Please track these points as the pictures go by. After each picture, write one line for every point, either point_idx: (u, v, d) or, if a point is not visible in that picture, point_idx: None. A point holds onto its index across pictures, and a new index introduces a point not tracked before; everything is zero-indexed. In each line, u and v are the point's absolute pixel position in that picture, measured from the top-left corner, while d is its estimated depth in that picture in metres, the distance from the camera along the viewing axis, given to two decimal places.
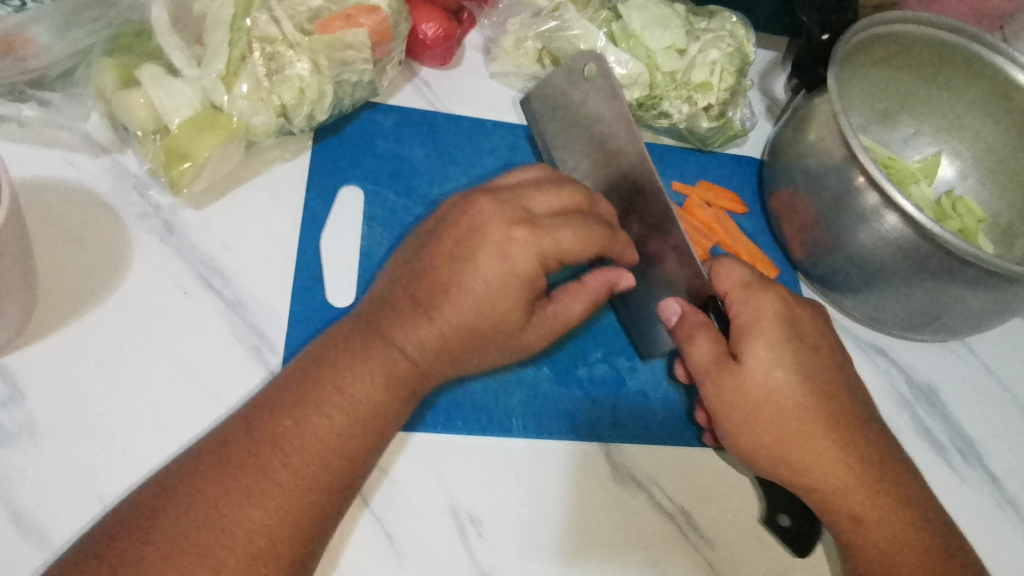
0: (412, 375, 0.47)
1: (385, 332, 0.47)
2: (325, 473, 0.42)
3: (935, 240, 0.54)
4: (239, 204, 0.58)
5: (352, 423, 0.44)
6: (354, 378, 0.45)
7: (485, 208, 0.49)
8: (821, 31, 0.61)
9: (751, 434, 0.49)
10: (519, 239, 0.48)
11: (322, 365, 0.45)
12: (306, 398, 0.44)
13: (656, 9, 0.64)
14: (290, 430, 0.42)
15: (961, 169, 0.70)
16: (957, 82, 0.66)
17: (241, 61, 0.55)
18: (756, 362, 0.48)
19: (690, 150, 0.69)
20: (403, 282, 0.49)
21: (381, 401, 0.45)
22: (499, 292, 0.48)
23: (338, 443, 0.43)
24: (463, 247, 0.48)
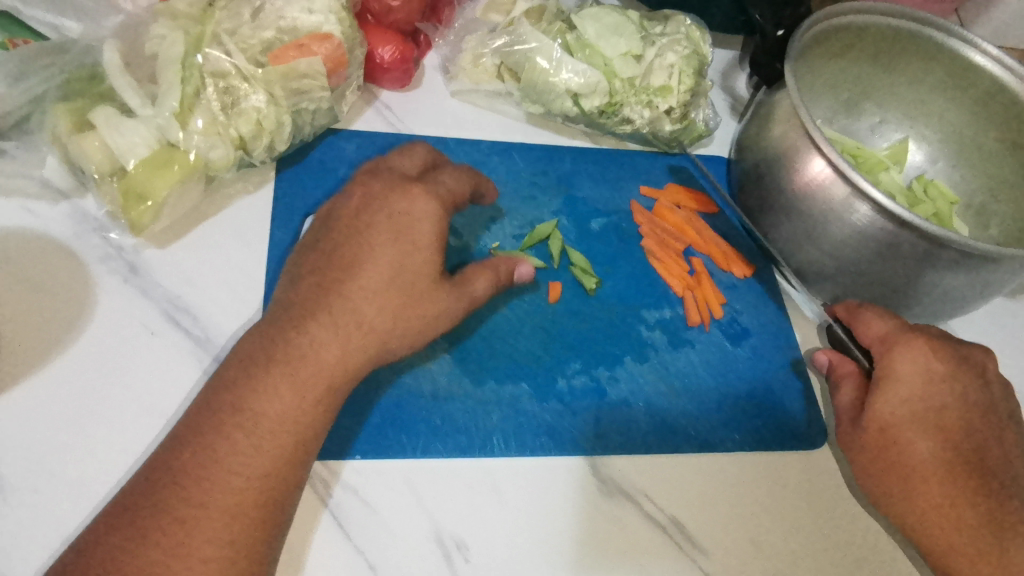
0: (323, 380, 0.45)
1: (287, 342, 0.46)
2: (237, 496, 0.41)
3: (910, 227, 0.54)
4: (204, 240, 0.57)
5: (263, 437, 0.43)
6: (258, 396, 0.44)
7: (380, 188, 0.52)
8: (775, 26, 0.61)
9: (872, 479, 0.52)
10: (424, 206, 0.50)
11: (224, 389, 0.44)
12: (208, 423, 0.42)
13: (610, 17, 0.65)
14: (192, 461, 0.41)
15: (930, 153, 0.70)
16: (916, 68, 0.66)
17: (195, 97, 0.55)
18: (888, 417, 0.51)
19: (655, 154, 0.69)
20: (309, 275, 0.49)
21: (290, 410, 0.44)
22: (406, 263, 0.49)
23: (249, 464, 0.42)
24: (368, 230, 0.50)
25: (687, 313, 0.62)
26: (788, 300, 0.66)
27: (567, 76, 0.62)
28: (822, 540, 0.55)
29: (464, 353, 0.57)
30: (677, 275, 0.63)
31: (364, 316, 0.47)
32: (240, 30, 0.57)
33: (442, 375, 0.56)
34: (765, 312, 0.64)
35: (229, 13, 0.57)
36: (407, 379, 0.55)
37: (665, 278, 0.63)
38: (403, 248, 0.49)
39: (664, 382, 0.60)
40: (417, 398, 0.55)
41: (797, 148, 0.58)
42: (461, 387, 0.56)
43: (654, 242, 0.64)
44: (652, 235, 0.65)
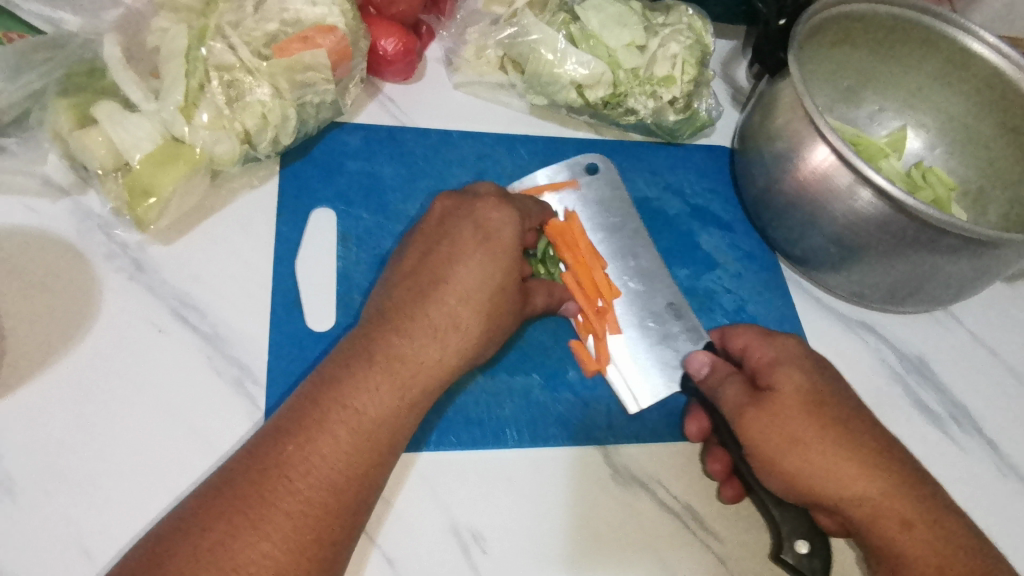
0: (417, 380, 0.46)
1: (382, 342, 0.46)
2: (337, 493, 0.41)
3: (912, 213, 0.54)
4: (209, 236, 0.57)
5: (366, 435, 0.43)
6: (362, 392, 0.44)
7: (455, 207, 0.53)
8: (777, 16, 0.62)
9: (791, 457, 0.46)
10: (507, 219, 0.51)
11: (329, 384, 0.44)
12: (313, 415, 0.43)
13: (613, 7, 0.64)
14: (295, 455, 0.41)
15: (928, 140, 0.71)
16: (914, 57, 0.67)
17: (200, 91, 0.54)
18: (786, 385, 0.47)
19: (659, 144, 0.69)
20: (399, 284, 0.50)
21: (387, 409, 0.44)
22: (491, 264, 0.49)
23: (349, 462, 0.42)
24: (455, 237, 0.50)
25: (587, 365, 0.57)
26: (792, 287, 0.66)
27: (572, 68, 0.62)
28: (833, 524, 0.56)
29: None
30: (597, 324, 0.57)
31: (458, 317, 0.47)
32: (243, 22, 0.56)
33: None
34: (772, 300, 0.64)
35: (231, 5, 0.57)
36: None
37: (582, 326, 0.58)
38: (492, 252, 0.49)
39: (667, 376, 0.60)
40: None
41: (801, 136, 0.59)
42: (472, 379, 0.56)
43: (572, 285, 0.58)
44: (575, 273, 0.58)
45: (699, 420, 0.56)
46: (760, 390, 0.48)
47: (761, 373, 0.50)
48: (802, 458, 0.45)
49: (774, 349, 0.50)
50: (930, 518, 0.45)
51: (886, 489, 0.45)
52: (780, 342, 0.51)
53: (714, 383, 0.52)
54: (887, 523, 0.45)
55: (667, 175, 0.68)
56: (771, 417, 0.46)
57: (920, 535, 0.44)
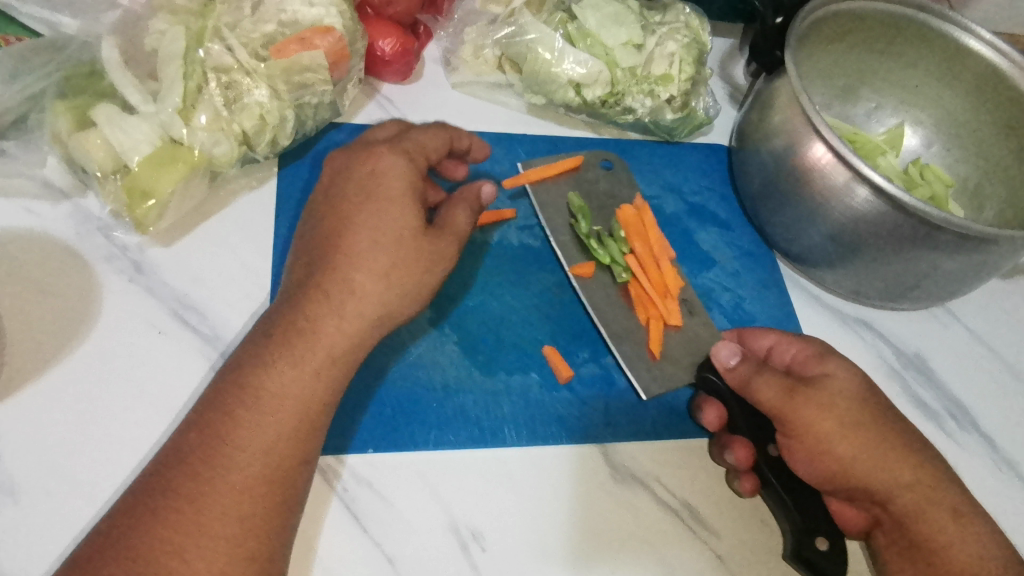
0: (320, 349, 0.45)
1: (285, 323, 0.46)
2: (247, 472, 0.40)
3: (908, 210, 0.54)
4: (208, 238, 0.57)
5: (272, 411, 0.42)
6: (262, 372, 0.43)
7: (349, 158, 0.53)
8: (774, 14, 0.62)
9: (853, 436, 0.48)
10: (392, 163, 0.51)
11: (233, 369, 0.44)
12: (217, 403, 0.42)
13: (610, 6, 0.64)
14: (201, 444, 0.41)
15: (925, 137, 0.71)
16: (911, 53, 0.67)
17: (198, 93, 0.54)
18: (842, 372, 0.51)
19: (657, 142, 0.70)
20: (303, 257, 0.50)
21: (292, 384, 0.43)
22: (383, 214, 0.48)
23: (257, 439, 0.41)
24: (343, 198, 0.50)
25: (644, 346, 0.59)
26: (790, 284, 0.66)
27: (569, 67, 0.62)
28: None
29: (472, 344, 0.57)
30: (659, 305, 0.59)
31: (348, 280, 0.47)
32: (241, 24, 0.57)
33: (452, 366, 0.56)
34: (770, 298, 0.65)
35: (229, 7, 0.57)
36: (419, 373, 0.55)
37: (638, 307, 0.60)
38: (379, 203, 0.49)
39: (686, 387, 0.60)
40: (428, 390, 0.55)
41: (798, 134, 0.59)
42: (471, 379, 0.56)
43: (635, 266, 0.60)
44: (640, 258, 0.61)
45: (715, 411, 0.57)
46: (809, 381, 0.51)
47: (807, 367, 0.53)
48: (861, 443, 0.49)
49: (811, 347, 0.54)
50: (967, 507, 0.49)
51: (933, 476, 0.49)
52: (806, 342, 0.54)
53: (743, 377, 0.52)
54: (937, 511, 0.48)
55: (664, 174, 0.68)
56: (829, 403, 0.49)
57: (967, 523, 0.48)
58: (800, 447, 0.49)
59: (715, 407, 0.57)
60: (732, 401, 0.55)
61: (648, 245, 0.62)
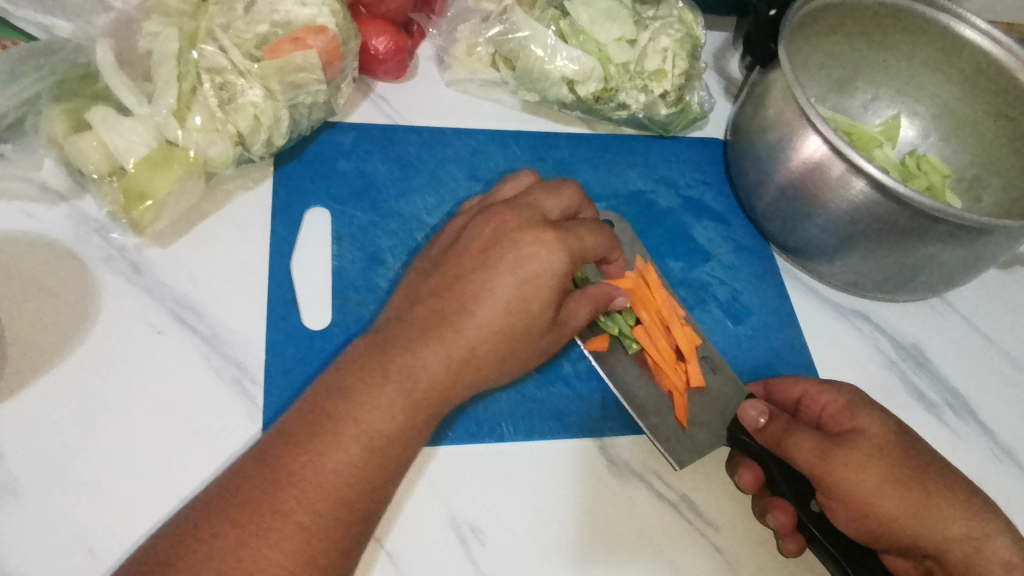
0: (428, 399, 0.46)
1: (402, 358, 0.46)
2: (344, 506, 0.41)
3: (905, 202, 0.54)
4: (205, 238, 0.57)
5: (382, 452, 0.43)
6: (371, 406, 0.43)
7: (515, 223, 0.50)
8: (769, 7, 0.62)
9: (894, 494, 0.47)
10: (553, 256, 0.48)
11: (335, 395, 0.44)
12: (322, 428, 0.42)
13: (602, 2, 0.64)
14: (307, 466, 0.41)
15: (922, 129, 0.70)
16: (907, 44, 0.67)
17: (192, 94, 0.54)
18: (873, 424, 0.50)
19: (652, 137, 0.70)
20: (424, 297, 0.49)
21: (394, 424, 0.44)
22: (519, 306, 0.47)
23: (357, 475, 0.42)
24: (494, 264, 0.48)
25: (671, 417, 0.56)
26: (787, 278, 0.66)
27: (562, 64, 0.62)
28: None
29: None
30: (675, 376, 0.56)
31: (472, 347, 0.47)
32: (234, 25, 0.57)
33: None
34: (767, 292, 0.64)
35: (222, 8, 0.57)
36: None
37: (657, 377, 0.57)
38: (526, 292, 0.48)
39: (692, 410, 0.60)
40: None
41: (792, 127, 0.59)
42: None
43: (645, 337, 0.57)
44: (649, 327, 0.57)
45: (752, 474, 0.54)
46: (841, 438, 0.50)
47: (838, 420, 0.52)
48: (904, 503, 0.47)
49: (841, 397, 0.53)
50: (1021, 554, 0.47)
51: (985, 530, 0.48)
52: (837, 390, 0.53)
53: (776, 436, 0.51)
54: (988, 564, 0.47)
55: (660, 168, 0.68)
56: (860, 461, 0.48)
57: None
58: (839, 508, 0.49)
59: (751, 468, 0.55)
60: (768, 462, 0.53)
61: (658, 310, 0.58)
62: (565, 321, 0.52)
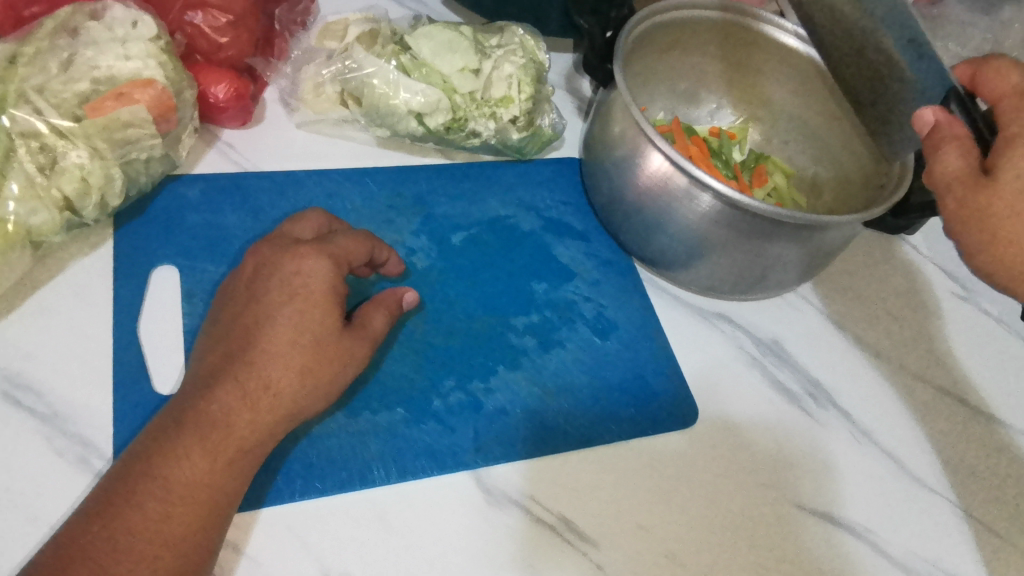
0: (233, 440, 0.46)
1: (198, 408, 0.47)
2: (149, 564, 0.42)
3: (746, 209, 0.57)
4: (40, 310, 0.54)
5: (188, 495, 0.44)
6: (171, 460, 0.45)
7: (271, 253, 0.53)
8: (602, 29, 0.64)
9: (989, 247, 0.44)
10: (313, 265, 0.51)
11: (139, 458, 0.45)
12: (122, 492, 0.44)
13: (442, 34, 0.66)
14: (103, 535, 0.42)
15: (764, 132, 0.75)
16: (740, 54, 0.72)
17: (7, 161, 0.51)
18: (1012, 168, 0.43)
19: (510, 162, 0.71)
20: (222, 341, 0.50)
21: (197, 473, 0.45)
22: (300, 321, 0.49)
23: (161, 531, 0.43)
24: (266, 294, 0.51)
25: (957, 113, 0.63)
26: (650, 288, 0.68)
27: (407, 97, 0.63)
28: (706, 507, 0.58)
29: None
30: None
31: (269, 375, 0.48)
32: (49, 85, 0.54)
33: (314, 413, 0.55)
34: (632, 304, 0.66)
35: (34, 68, 0.54)
36: None
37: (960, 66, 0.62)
38: (303, 302, 0.50)
39: (550, 408, 0.60)
40: (290, 442, 0.54)
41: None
42: (335, 423, 0.55)
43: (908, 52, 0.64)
44: None
45: (962, 151, 0.45)
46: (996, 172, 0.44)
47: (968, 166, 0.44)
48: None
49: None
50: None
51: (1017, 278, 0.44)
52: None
53: (931, 144, 0.47)
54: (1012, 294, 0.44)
55: (520, 193, 0.70)
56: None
57: None
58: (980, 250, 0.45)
59: (955, 151, 0.45)
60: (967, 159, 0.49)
61: None
62: (365, 324, 0.53)
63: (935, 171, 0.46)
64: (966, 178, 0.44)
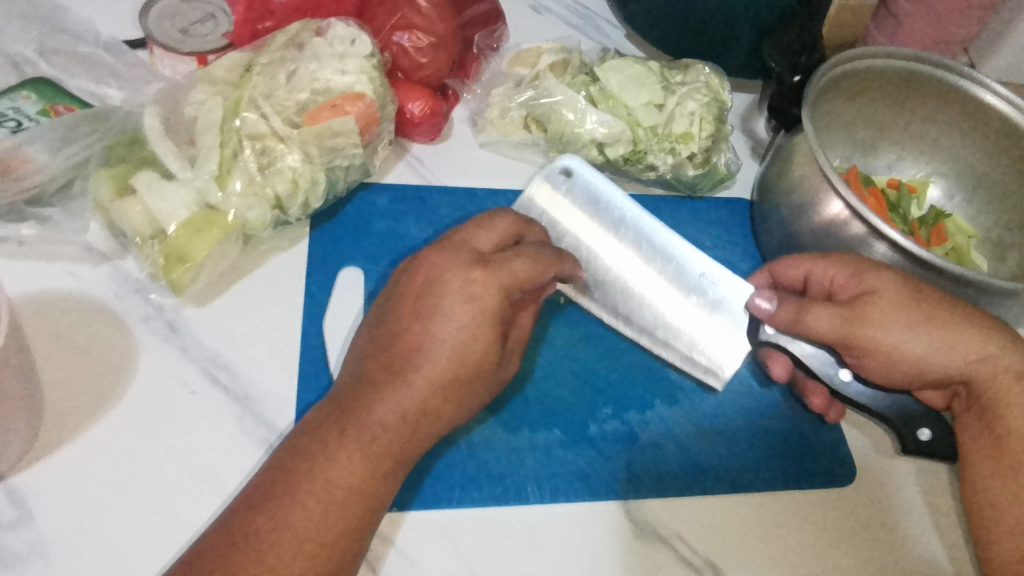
0: (391, 452, 0.47)
1: (359, 412, 0.47)
2: (310, 564, 0.43)
3: (930, 265, 0.55)
4: (240, 296, 0.58)
5: (334, 510, 0.44)
6: (331, 464, 0.45)
7: (444, 265, 0.50)
8: (791, 73, 0.65)
9: (923, 339, 0.52)
10: (484, 293, 0.48)
11: (300, 455, 0.46)
12: (285, 487, 0.44)
13: (631, 68, 0.68)
14: (266, 529, 0.43)
15: (947, 188, 0.74)
16: (929, 106, 0.70)
17: (234, 159, 0.56)
18: (881, 282, 0.53)
19: (679, 198, 0.72)
20: (375, 356, 0.49)
21: (358, 481, 0.45)
22: (460, 347, 0.47)
23: (321, 533, 0.44)
24: (430, 311, 0.48)
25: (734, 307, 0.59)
26: None
27: (592, 127, 0.66)
28: None
29: (498, 402, 0.57)
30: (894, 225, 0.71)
31: (425, 398, 0.47)
32: (274, 93, 0.58)
33: (477, 425, 0.56)
34: None
35: (265, 76, 0.58)
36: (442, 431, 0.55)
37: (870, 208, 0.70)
38: (472, 325, 0.48)
39: (710, 448, 0.59)
40: (453, 449, 0.55)
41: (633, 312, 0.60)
42: (495, 437, 0.56)
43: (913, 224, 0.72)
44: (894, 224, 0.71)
45: (821, 311, 0.53)
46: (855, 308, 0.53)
47: (847, 288, 0.54)
48: (925, 310, 0.52)
49: (845, 265, 0.55)
50: (979, 330, 0.53)
51: (992, 345, 0.52)
52: (894, 274, 0.53)
53: (790, 316, 0.54)
54: (995, 376, 0.52)
55: (689, 231, 0.70)
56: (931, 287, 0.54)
57: None
58: (871, 365, 0.53)
59: (819, 312, 0.53)
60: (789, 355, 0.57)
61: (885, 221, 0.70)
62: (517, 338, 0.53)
63: (807, 325, 0.53)
64: (842, 322, 0.53)
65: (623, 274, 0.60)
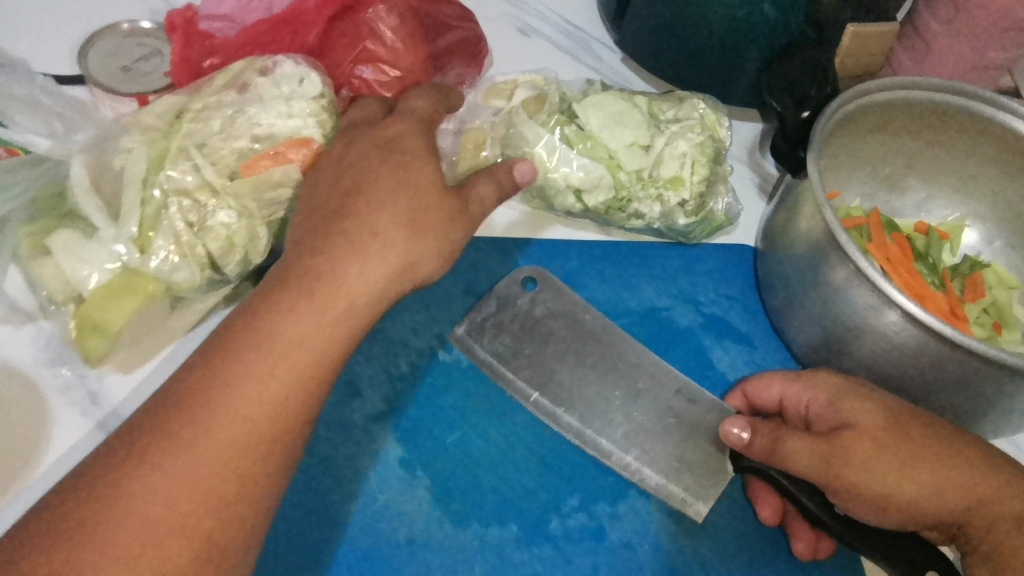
0: (268, 408, 0.41)
1: (230, 363, 0.41)
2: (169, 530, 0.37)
3: (953, 343, 0.47)
4: (171, 362, 0.54)
5: (197, 472, 0.39)
6: (193, 429, 0.39)
7: (358, 147, 0.48)
8: (798, 109, 0.57)
9: (906, 477, 0.45)
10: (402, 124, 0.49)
11: (163, 412, 0.40)
12: (141, 444, 0.39)
13: (614, 104, 0.61)
14: (115, 495, 0.37)
15: (986, 232, 0.64)
16: (963, 141, 0.61)
17: (158, 216, 0.51)
18: (858, 411, 0.46)
19: (672, 244, 0.64)
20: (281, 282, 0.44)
21: (226, 437, 0.40)
22: (400, 171, 0.46)
23: (179, 494, 0.38)
24: (348, 217, 0.45)
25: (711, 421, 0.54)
26: None
27: (569, 171, 0.59)
28: None
29: (446, 490, 0.51)
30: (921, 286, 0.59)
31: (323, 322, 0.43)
32: (209, 141, 0.53)
33: (420, 517, 0.50)
34: None
35: (198, 123, 0.54)
36: (381, 521, 0.50)
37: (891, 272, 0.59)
38: (399, 165, 0.46)
39: (687, 546, 0.52)
40: (391, 545, 0.49)
41: (614, 454, 0.53)
42: (440, 532, 0.50)
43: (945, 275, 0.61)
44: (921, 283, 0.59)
45: (793, 443, 0.47)
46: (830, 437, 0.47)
47: (824, 417, 0.48)
48: (904, 443, 0.45)
49: (822, 389, 0.49)
50: (969, 463, 0.45)
51: (985, 483, 0.45)
52: (873, 405, 0.46)
53: (767, 444, 0.49)
54: (987, 515, 0.44)
55: (680, 282, 0.62)
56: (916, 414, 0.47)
57: None
58: (857, 506, 0.46)
59: (794, 443, 0.47)
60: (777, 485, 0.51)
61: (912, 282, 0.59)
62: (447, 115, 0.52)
63: (783, 453, 0.48)
64: (820, 457, 0.47)
65: (595, 406, 0.54)
